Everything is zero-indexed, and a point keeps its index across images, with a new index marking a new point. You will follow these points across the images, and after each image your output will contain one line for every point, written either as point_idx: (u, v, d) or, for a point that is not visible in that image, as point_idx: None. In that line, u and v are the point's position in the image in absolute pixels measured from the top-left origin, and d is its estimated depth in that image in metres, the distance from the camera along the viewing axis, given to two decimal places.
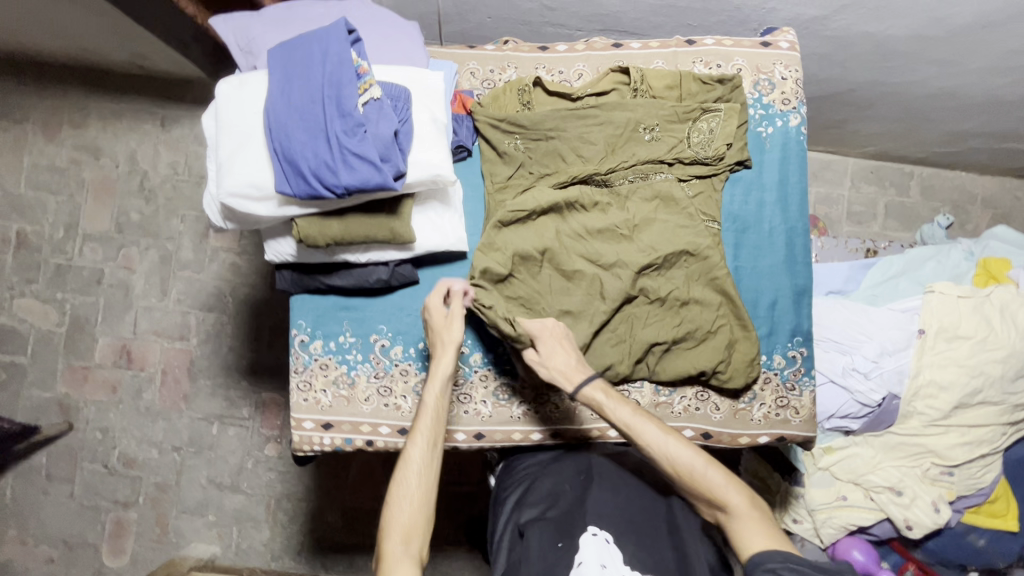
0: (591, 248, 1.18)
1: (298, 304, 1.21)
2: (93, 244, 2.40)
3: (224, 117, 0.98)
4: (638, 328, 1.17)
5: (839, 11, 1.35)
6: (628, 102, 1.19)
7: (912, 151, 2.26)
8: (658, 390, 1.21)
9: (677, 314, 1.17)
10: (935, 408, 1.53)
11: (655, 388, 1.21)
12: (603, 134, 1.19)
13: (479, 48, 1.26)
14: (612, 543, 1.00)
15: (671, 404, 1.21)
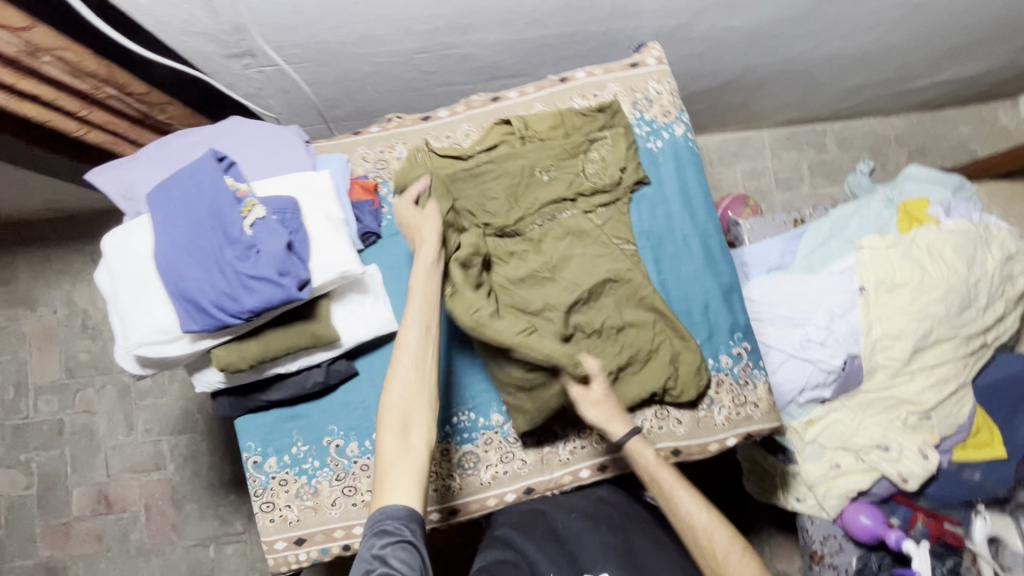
0: (518, 297, 1.16)
1: (243, 426, 1.19)
2: (47, 396, 2.33)
3: (115, 271, 0.97)
4: None
5: (699, 15, 1.40)
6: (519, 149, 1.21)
7: (818, 112, 2.34)
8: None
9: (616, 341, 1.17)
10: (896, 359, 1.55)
11: None
12: (502, 186, 1.19)
13: (364, 132, 1.28)
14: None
15: None
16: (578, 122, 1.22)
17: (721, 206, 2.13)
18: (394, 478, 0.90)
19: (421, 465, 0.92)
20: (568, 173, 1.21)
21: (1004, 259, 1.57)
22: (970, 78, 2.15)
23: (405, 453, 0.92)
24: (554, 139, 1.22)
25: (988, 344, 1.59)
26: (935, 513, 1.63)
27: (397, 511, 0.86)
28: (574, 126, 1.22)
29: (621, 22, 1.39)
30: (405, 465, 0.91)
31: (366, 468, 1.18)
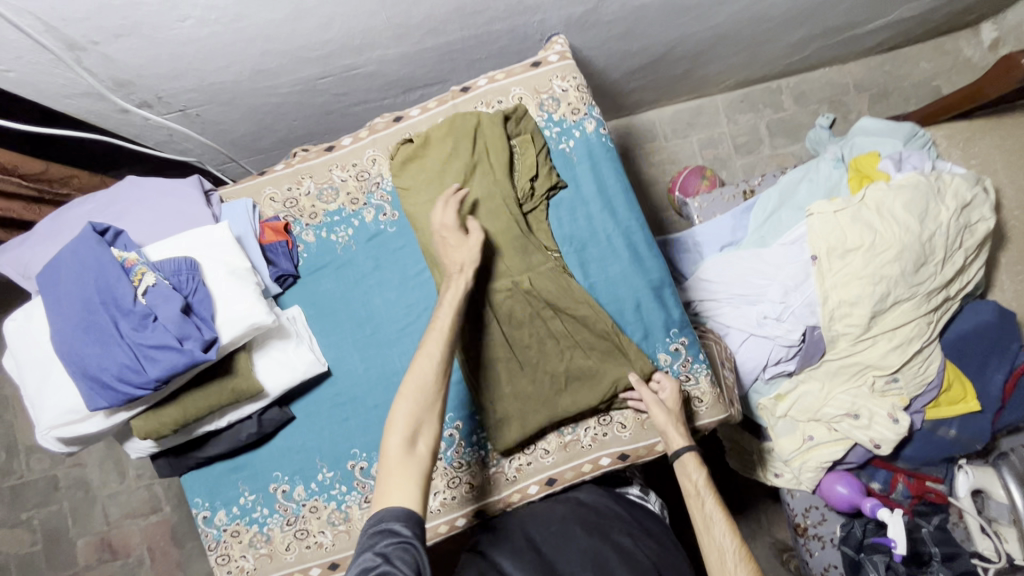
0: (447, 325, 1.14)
1: (188, 483, 1.19)
2: (38, 454, 2.37)
3: (19, 356, 0.97)
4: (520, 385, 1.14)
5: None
6: (430, 171, 1.16)
7: (769, 70, 2.25)
8: (561, 430, 1.20)
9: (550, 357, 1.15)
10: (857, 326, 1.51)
11: (558, 430, 1.19)
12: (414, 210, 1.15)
13: (271, 171, 1.25)
14: None
15: (578, 440, 1.19)
16: (485, 132, 1.16)
17: (676, 182, 2.07)
18: (394, 484, 0.85)
19: (422, 473, 0.87)
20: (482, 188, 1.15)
21: (959, 208, 1.51)
22: (922, 14, 2.05)
23: (409, 459, 0.87)
24: (463, 153, 1.15)
25: (952, 297, 1.55)
26: (917, 472, 1.63)
27: (396, 512, 0.81)
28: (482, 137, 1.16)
29: (524, 18, 1.33)
30: (406, 472, 0.86)
31: (315, 510, 1.18)
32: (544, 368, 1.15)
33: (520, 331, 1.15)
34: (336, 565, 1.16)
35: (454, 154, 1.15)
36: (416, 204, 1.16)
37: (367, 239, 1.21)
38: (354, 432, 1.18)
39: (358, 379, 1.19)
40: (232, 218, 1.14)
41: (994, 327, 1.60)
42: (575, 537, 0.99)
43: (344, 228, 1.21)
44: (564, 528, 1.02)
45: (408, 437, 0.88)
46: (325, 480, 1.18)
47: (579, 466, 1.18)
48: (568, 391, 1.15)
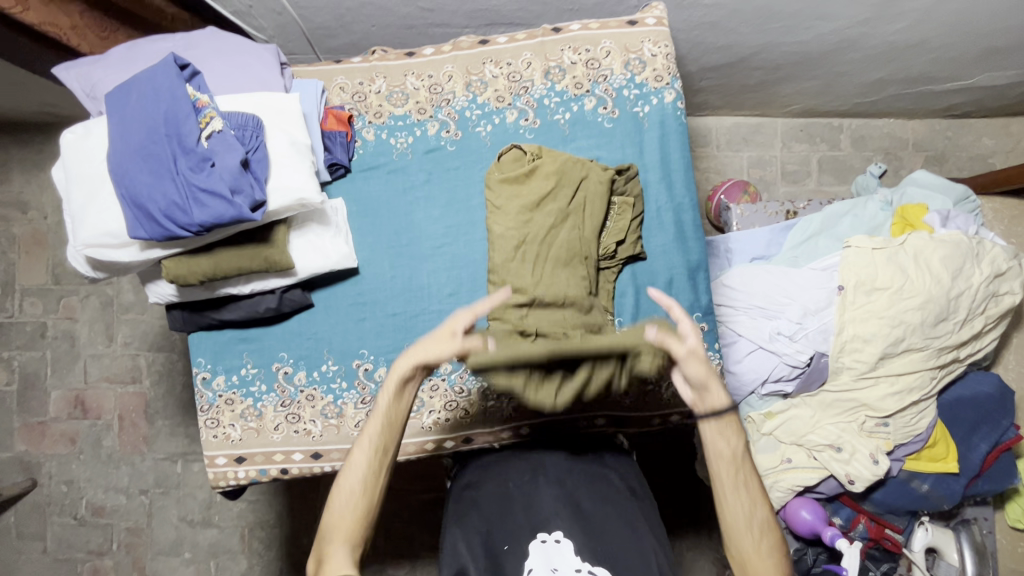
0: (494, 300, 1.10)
1: (196, 342, 1.20)
2: (33, 299, 2.37)
3: (70, 167, 0.97)
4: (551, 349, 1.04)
5: None
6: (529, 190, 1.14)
7: (837, 105, 2.25)
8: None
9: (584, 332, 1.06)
10: (863, 363, 1.53)
11: None
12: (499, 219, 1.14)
13: (346, 62, 1.25)
14: (561, 542, 1.00)
15: None
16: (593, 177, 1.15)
17: (719, 190, 2.06)
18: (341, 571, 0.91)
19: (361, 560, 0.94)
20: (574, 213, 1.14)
21: (992, 275, 1.53)
22: (1001, 87, 2.05)
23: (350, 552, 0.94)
24: (562, 193, 1.14)
25: (960, 360, 1.57)
26: (879, 518, 1.64)
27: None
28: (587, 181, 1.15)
29: None
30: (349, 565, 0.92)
31: (311, 399, 1.19)
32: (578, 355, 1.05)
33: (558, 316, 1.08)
34: (318, 455, 1.18)
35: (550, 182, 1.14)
36: (503, 220, 1.14)
37: (424, 151, 1.22)
38: (368, 333, 1.20)
39: (384, 284, 1.20)
40: (301, 94, 1.15)
41: (992, 400, 1.63)
42: (541, 483, 1.09)
43: (405, 135, 1.22)
44: (528, 478, 1.11)
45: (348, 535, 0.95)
46: (328, 373, 1.19)
47: (573, 419, 1.23)
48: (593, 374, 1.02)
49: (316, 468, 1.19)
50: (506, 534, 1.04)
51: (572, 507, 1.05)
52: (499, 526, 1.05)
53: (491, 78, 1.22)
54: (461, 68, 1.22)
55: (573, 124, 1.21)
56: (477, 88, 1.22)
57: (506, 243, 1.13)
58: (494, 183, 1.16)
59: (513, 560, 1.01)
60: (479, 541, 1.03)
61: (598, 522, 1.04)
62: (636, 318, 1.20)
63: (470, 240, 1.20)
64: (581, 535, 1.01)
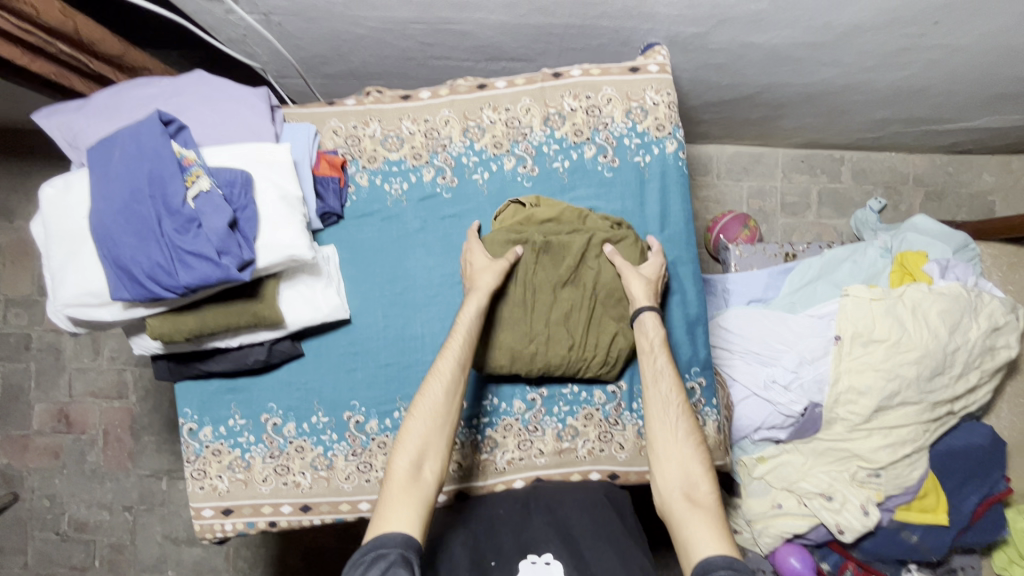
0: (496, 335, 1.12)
1: (182, 391, 1.17)
2: (17, 309, 2.33)
3: (49, 223, 0.93)
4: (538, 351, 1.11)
5: (717, 27, 1.29)
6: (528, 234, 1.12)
7: (839, 139, 2.23)
8: (560, 437, 1.20)
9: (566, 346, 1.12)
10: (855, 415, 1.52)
11: (556, 434, 1.20)
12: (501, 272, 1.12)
13: (340, 103, 1.20)
14: (555, 563, 0.97)
15: (574, 449, 1.20)
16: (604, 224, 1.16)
17: (718, 224, 2.03)
18: (394, 505, 0.90)
19: (423, 501, 0.93)
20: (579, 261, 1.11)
21: (989, 329, 1.52)
22: (1005, 129, 2.03)
23: (411, 484, 0.93)
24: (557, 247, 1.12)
25: (954, 412, 1.57)
26: (868, 564, 1.64)
27: (393, 537, 0.86)
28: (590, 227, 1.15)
29: (632, 21, 1.28)
30: (409, 494, 0.92)
31: (300, 450, 1.17)
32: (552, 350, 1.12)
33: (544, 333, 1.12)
34: (308, 508, 1.17)
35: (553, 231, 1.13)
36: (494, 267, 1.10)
37: (419, 198, 1.18)
38: (359, 384, 1.17)
39: (375, 334, 1.18)
40: (293, 141, 1.11)
41: (984, 451, 1.62)
42: (535, 514, 1.08)
43: (400, 181, 1.18)
44: (524, 506, 1.11)
45: (417, 456, 0.96)
46: (317, 424, 1.17)
47: (567, 474, 1.21)
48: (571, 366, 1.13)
49: (305, 521, 1.18)
50: (496, 552, 1.01)
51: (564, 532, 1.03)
52: (487, 546, 1.03)
53: (488, 124, 1.18)
54: (460, 112, 1.18)
55: (572, 175, 1.18)
56: (475, 133, 1.18)
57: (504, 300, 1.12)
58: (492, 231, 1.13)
59: None
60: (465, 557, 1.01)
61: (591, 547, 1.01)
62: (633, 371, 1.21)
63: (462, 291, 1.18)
64: (571, 557, 0.99)
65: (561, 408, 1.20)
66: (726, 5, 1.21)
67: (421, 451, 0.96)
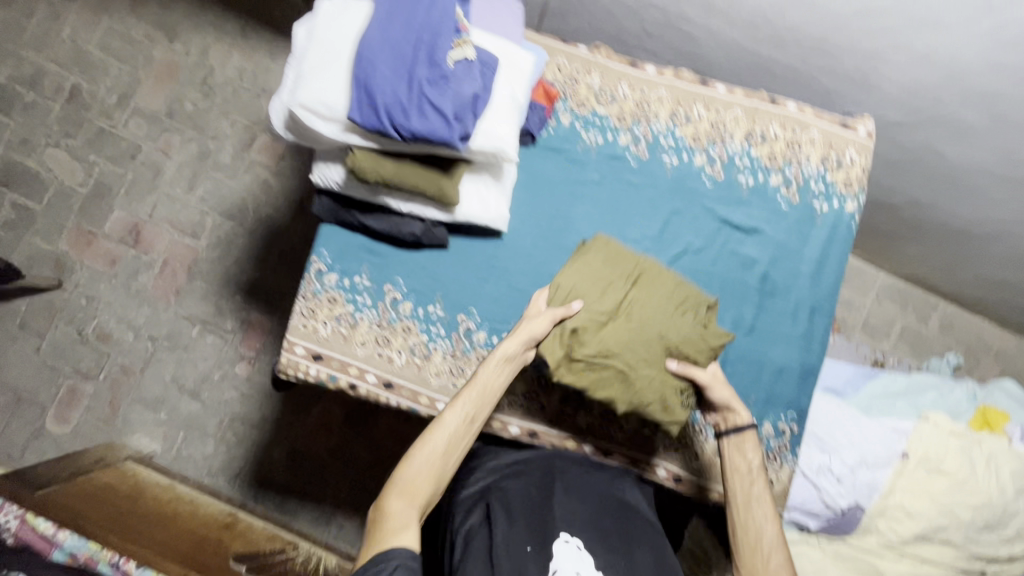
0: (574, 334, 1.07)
1: (326, 233, 1.21)
2: (140, 120, 2.41)
3: (317, 30, 1.00)
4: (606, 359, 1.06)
5: (920, 122, 1.35)
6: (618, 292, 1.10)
7: (943, 284, 2.26)
8: (640, 423, 1.34)
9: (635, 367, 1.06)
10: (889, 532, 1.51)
11: (638, 420, 1.33)
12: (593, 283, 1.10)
13: (572, 46, 1.28)
14: (584, 550, 1.02)
15: (648, 438, 1.34)
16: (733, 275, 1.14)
17: None
18: (394, 529, 0.92)
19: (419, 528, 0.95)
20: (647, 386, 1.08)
21: None
22: None
23: (407, 516, 0.94)
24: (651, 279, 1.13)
25: None
26: None
27: (398, 551, 0.89)
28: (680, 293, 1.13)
29: (846, 85, 1.35)
30: (406, 526, 0.93)
31: (406, 331, 1.20)
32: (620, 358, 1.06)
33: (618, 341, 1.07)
34: (390, 386, 1.19)
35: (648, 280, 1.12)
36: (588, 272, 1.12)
37: (607, 155, 1.23)
38: (485, 295, 1.21)
39: (519, 256, 1.22)
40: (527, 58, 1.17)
41: None
42: (558, 489, 1.14)
43: (597, 134, 1.24)
44: (546, 484, 1.15)
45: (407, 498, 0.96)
46: (431, 315, 1.21)
47: (633, 457, 1.33)
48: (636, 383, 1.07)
49: (380, 397, 1.20)
50: (528, 534, 1.04)
51: (595, 524, 1.08)
52: (521, 520, 1.06)
53: (696, 117, 1.24)
54: (674, 96, 1.25)
55: (751, 190, 1.23)
56: (681, 120, 1.24)
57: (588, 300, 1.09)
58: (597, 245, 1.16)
59: (537, 560, 1.00)
60: (501, 528, 1.04)
61: (623, 543, 1.08)
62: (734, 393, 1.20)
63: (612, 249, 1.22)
64: (603, 552, 1.04)
65: None
66: (945, 104, 1.27)
67: (419, 485, 0.98)
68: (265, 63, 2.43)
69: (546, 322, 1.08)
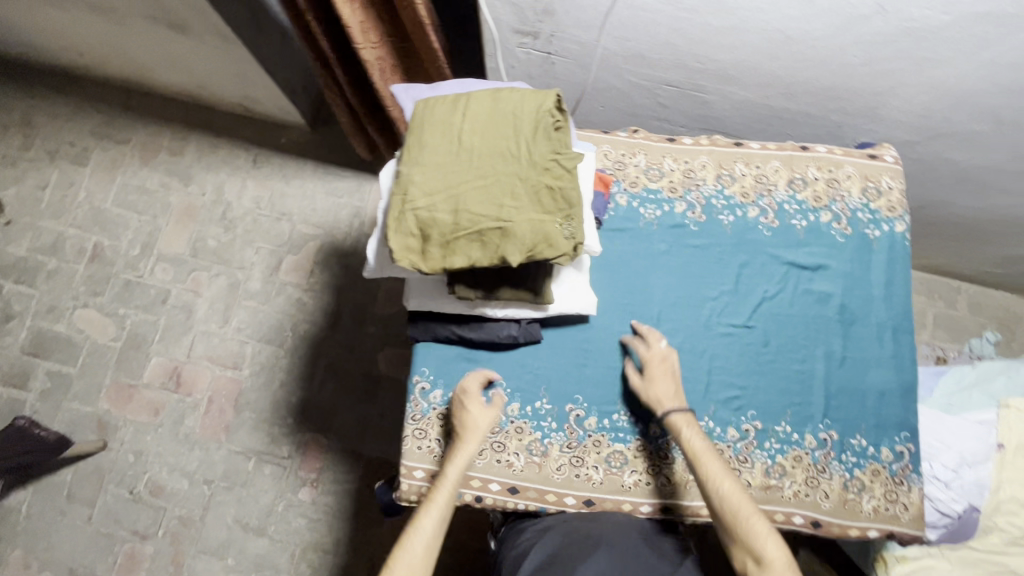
0: (427, 221, 1.00)
1: (422, 351, 1.24)
2: (166, 264, 2.45)
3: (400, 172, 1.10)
4: (459, 237, 0.99)
5: (930, 139, 1.47)
6: (454, 159, 1.01)
7: (962, 268, 2.36)
8: (768, 472, 1.21)
9: (489, 230, 0.99)
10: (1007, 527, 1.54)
11: (765, 470, 1.21)
12: (433, 160, 1.02)
13: (612, 134, 1.38)
14: None
15: (781, 488, 1.20)
16: (487, 100, 1.04)
17: None
18: None
19: None
20: (521, 224, 0.98)
21: None
22: None
23: None
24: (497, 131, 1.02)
25: None
26: None
27: None
28: (526, 122, 1.02)
29: (856, 119, 1.47)
30: None
31: (519, 431, 1.21)
32: (474, 224, 0.99)
33: (466, 209, 0.99)
34: (516, 490, 1.19)
35: (413, 134, 1.05)
36: (424, 149, 1.02)
37: (669, 225, 1.31)
38: (587, 380, 1.24)
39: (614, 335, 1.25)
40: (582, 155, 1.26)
41: None
42: (597, 551, 1.02)
43: (654, 208, 1.32)
44: (590, 542, 1.04)
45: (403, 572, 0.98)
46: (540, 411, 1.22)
47: (770, 511, 1.19)
48: (493, 244, 0.99)
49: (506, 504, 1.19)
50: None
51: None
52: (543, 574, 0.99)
53: (740, 175, 1.34)
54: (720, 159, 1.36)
55: (808, 233, 1.32)
56: (726, 181, 1.34)
57: (435, 178, 1.01)
58: (419, 125, 1.05)
59: None
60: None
61: None
62: (846, 426, 1.23)
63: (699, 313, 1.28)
64: None
65: (773, 444, 1.22)
66: (951, 121, 1.39)
67: None
68: (279, 188, 2.52)
69: (396, 235, 1.01)
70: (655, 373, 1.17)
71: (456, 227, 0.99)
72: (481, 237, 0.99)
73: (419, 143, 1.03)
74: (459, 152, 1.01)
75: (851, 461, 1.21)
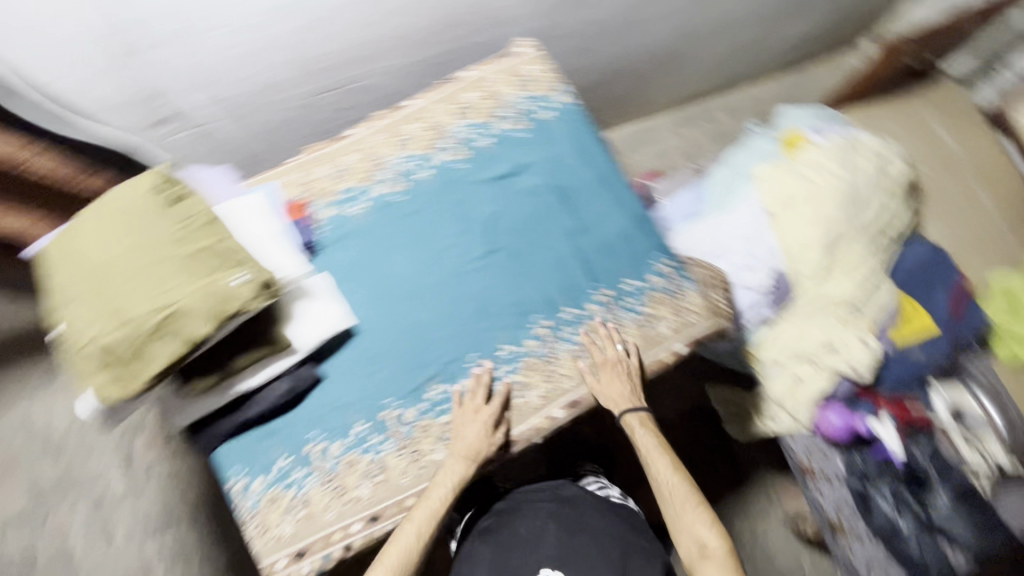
0: (101, 348, 0.96)
1: (223, 455, 1.20)
2: None
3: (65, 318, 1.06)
4: (140, 343, 0.96)
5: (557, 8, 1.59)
6: (89, 282, 0.98)
7: (701, 88, 2.58)
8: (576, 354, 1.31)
9: (161, 320, 0.97)
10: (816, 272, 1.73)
11: (572, 352, 1.31)
12: (76, 293, 0.99)
13: (286, 163, 1.40)
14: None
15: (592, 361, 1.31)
16: (95, 212, 1.03)
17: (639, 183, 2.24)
18: None
19: None
20: (188, 298, 0.98)
21: (876, 160, 1.77)
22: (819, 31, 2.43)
23: None
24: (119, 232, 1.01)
25: (888, 235, 1.77)
26: (896, 399, 1.69)
27: None
28: (145, 213, 1.03)
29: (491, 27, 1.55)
30: None
31: (351, 465, 1.20)
32: (144, 324, 0.96)
33: (130, 315, 0.96)
34: (377, 518, 1.18)
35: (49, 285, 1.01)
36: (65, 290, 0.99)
37: (378, 207, 1.35)
38: (385, 382, 1.24)
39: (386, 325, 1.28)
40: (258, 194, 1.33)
41: (934, 260, 1.81)
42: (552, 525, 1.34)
43: (356, 203, 1.35)
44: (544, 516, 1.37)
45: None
46: (360, 431, 1.22)
47: (597, 382, 1.30)
48: (176, 330, 0.97)
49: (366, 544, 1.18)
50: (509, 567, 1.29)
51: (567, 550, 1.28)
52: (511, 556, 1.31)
53: (412, 133, 1.40)
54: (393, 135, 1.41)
55: (495, 145, 1.41)
56: (405, 142, 1.39)
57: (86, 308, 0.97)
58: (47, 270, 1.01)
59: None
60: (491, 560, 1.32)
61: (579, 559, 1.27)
62: (613, 279, 1.35)
63: (449, 264, 1.33)
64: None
65: (567, 331, 1.31)
66: None
67: None
68: None
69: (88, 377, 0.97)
70: (610, 376, 1.28)
71: (130, 336, 0.96)
72: (161, 331, 0.97)
73: (57, 289, 1.00)
74: (89, 274, 0.99)
75: (631, 302, 1.35)
